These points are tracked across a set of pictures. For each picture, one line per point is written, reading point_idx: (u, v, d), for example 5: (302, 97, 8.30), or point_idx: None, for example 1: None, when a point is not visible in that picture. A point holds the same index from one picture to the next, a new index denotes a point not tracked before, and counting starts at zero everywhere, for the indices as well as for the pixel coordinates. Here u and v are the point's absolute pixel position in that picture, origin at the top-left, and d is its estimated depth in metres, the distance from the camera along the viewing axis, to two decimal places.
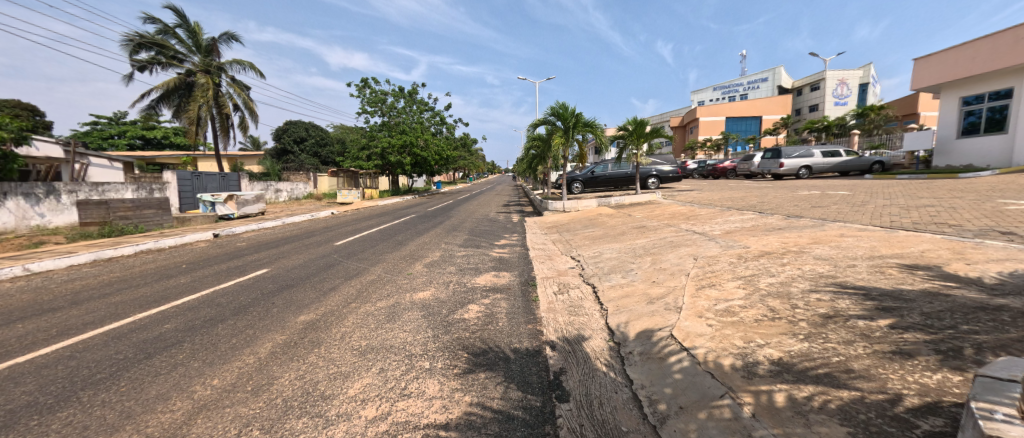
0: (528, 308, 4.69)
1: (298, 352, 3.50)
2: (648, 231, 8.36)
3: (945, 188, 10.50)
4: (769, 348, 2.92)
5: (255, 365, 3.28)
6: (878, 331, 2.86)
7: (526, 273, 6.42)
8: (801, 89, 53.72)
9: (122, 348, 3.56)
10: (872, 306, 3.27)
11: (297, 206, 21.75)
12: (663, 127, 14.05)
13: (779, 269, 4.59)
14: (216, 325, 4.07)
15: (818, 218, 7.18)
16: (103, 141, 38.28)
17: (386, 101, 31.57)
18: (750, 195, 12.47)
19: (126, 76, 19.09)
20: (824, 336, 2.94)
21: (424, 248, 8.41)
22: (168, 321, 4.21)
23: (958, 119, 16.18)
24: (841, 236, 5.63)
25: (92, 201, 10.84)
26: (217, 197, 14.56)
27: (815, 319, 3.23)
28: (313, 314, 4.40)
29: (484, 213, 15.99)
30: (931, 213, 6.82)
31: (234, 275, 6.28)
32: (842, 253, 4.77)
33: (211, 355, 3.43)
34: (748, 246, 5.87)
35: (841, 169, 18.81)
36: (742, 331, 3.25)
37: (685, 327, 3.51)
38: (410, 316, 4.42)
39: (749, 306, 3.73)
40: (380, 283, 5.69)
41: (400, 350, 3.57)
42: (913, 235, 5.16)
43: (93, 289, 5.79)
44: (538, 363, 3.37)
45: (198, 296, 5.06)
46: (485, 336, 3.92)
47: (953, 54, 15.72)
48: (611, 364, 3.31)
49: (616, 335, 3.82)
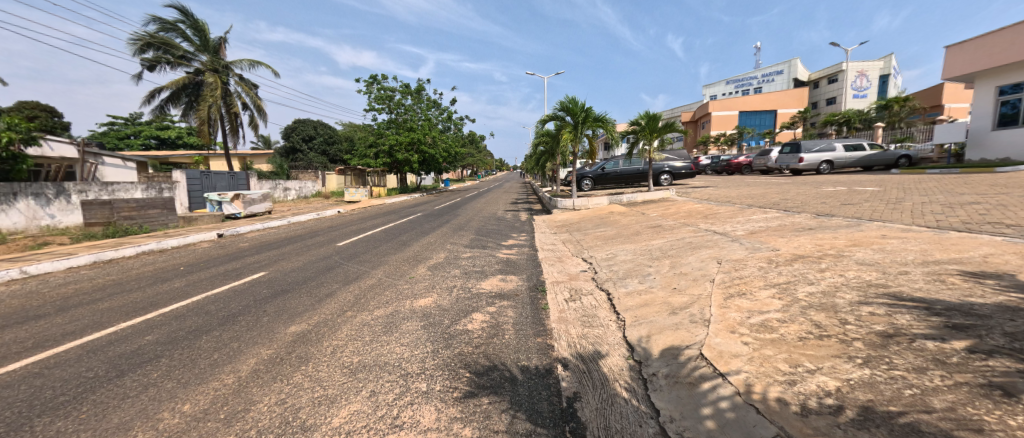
0: (537, 319, 4.28)
1: (282, 370, 3.14)
2: (664, 231, 7.87)
3: (985, 183, 9.84)
4: (822, 375, 2.53)
5: (234, 386, 2.91)
6: (955, 356, 2.46)
7: (535, 276, 6.02)
8: (819, 81, 52.31)
9: (94, 364, 3.23)
10: (939, 323, 2.86)
11: (308, 206, 20.79)
12: (677, 121, 13.45)
13: (818, 275, 4.13)
14: (200, 337, 3.74)
15: (852, 217, 6.66)
16: (119, 141, 39.11)
17: (394, 98, 31.35)
18: (771, 192, 11.87)
19: (137, 76, 19.17)
20: (888, 360, 2.55)
21: (428, 249, 8.03)
22: (151, 331, 3.89)
23: (994, 109, 15.28)
24: (883, 237, 5.14)
25: (96, 201, 10.74)
26: (223, 196, 14.47)
27: (872, 339, 2.84)
28: (305, 324, 4.06)
29: (492, 211, 15.60)
30: (978, 212, 6.28)
31: (230, 279, 5.98)
32: (889, 258, 4.32)
33: (188, 372, 3.08)
34: (777, 248, 5.38)
35: (863, 164, 18.01)
36: (785, 352, 2.84)
37: (717, 345, 3.10)
38: (409, 326, 4.06)
39: (789, 321, 3.30)
40: (379, 289, 5.32)
41: (394, 369, 3.20)
42: (968, 237, 4.69)
43: (84, 293, 5.52)
44: (549, 386, 2.96)
45: (188, 303, 4.75)
46: (490, 351, 3.53)
47: (988, 41, 14.80)
48: (632, 388, 2.89)
49: (636, 352, 3.39)
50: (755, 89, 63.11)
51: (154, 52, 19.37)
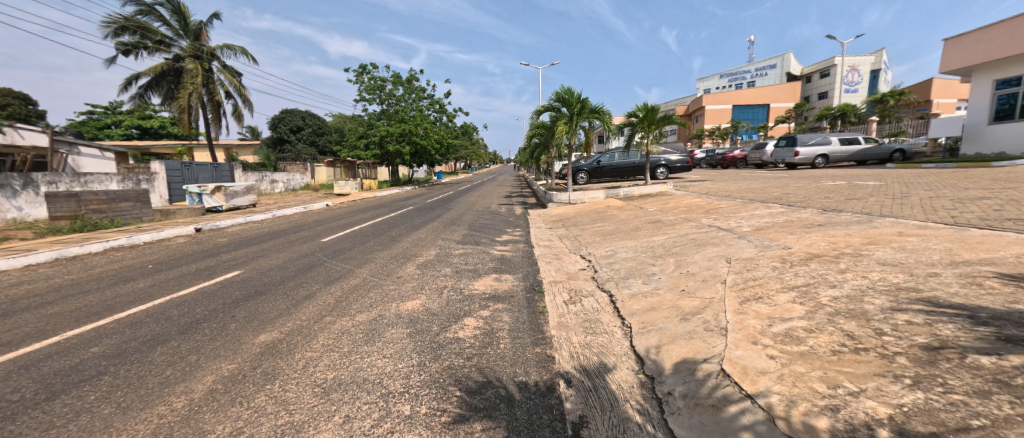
0: (535, 325, 3.90)
1: (243, 390, 2.72)
2: (665, 226, 7.52)
3: (986, 178, 9.68)
4: (869, 400, 2.19)
5: (183, 412, 2.49)
6: (1021, 377, 2.11)
7: (531, 276, 5.64)
8: (811, 76, 52.63)
9: (23, 383, 2.79)
10: (989, 334, 2.53)
11: (294, 199, 20.19)
12: (675, 113, 13.08)
13: (839, 277, 3.79)
14: (154, 349, 3.30)
15: (861, 213, 6.35)
16: (99, 131, 37.95)
17: (385, 88, 30.59)
18: (771, 186, 11.65)
19: (113, 61, 18.31)
20: (942, 381, 2.21)
21: (418, 245, 7.61)
22: (99, 342, 3.44)
23: (991, 104, 15.16)
24: (901, 235, 4.83)
25: (61, 193, 10.11)
26: (204, 188, 13.64)
27: (917, 353, 2.49)
28: (277, 333, 3.64)
29: (485, 205, 15.14)
30: (992, 207, 6.03)
31: (201, 279, 5.50)
32: (912, 258, 4.02)
33: (131, 394, 2.66)
34: (789, 246, 5.04)
35: (858, 158, 17.87)
36: (819, 369, 2.51)
37: (739, 359, 2.76)
38: (394, 334, 3.66)
39: (817, 330, 2.95)
40: (363, 290, 4.90)
41: (374, 387, 2.80)
42: (993, 235, 4.40)
43: (36, 295, 5.01)
44: (551, 407, 2.60)
45: (149, 308, 4.28)
46: (484, 365, 3.14)
47: (987, 34, 14.59)
48: (646, 411, 2.53)
49: (647, 364, 3.03)
50: (748, 83, 63.06)
51: (131, 37, 18.52)
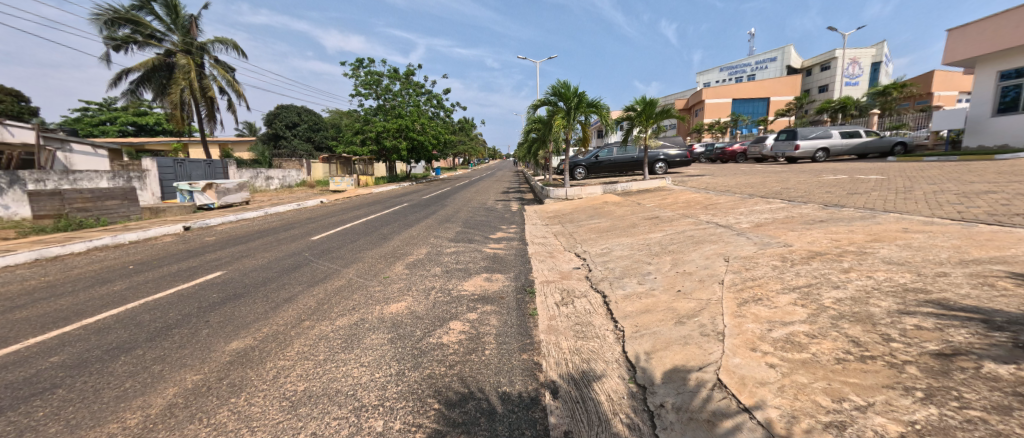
0: (523, 329, 3.72)
1: (205, 404, 2.54)
2: (663, 223, 7.33)
3: (991, 171, 9.47)
4: (877, 416, 2.00)
5: (136, 430, 2.32)
6: None
7: (523, 275, 5.45)
8: (811, 69, 52.30)
9: None
10: (1006, 341, 2.33)
11: (289, 195, 19.97)
12: (674, 107, 12.73)
13: (842, 278, 3.60)
14: (117, 358, 3.11)
15: (864, 208, 6.15)
16: (93, 128, 37.58)
17: (381, 83, 30.27)
18: (772, 181, 11.43)
19: (104, 57, 18.04)
20: (958, 395, 2.02)
21: (409, 244, 7.41)
22: (61, 350, 3.26)
23: (993, 96, 14.97)
24: (906, 231, 4.65)
25: (45, 192, 9.90)
26: (195, 186, 13.52)
27: (928, 362, 2.31)
28: (250, 340, 3.45)
29: (481, 201, 14.94)
30: (999, 202, 5.84)
31: (180, 281, 5.29)
32: (919, 256, 3.82)
33: (83, 410, 2.47)
34: (789, 243, 4.85)
35: (859, 151, 17.64)
36: (823, 379, 2.32)
37: (736, 368, 2.58)
38: (374, 340, 3.47)
39: (820, 336, 2.76)
40: (347, 292, 4.70)
41: (346, 400, 2.61)
42: (1003, 232, 4.20)
43: (6, 299, 4.83)
44: (533, 422, 2.42)
45: (121, 312, 4.09)
46: (466, 373, 2.96)
47: (991, 24, 14.33)
48: (636, 426, 2.35)
49: (638, 373, 2.85)
50: (748, 77, 62.54)
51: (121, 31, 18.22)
